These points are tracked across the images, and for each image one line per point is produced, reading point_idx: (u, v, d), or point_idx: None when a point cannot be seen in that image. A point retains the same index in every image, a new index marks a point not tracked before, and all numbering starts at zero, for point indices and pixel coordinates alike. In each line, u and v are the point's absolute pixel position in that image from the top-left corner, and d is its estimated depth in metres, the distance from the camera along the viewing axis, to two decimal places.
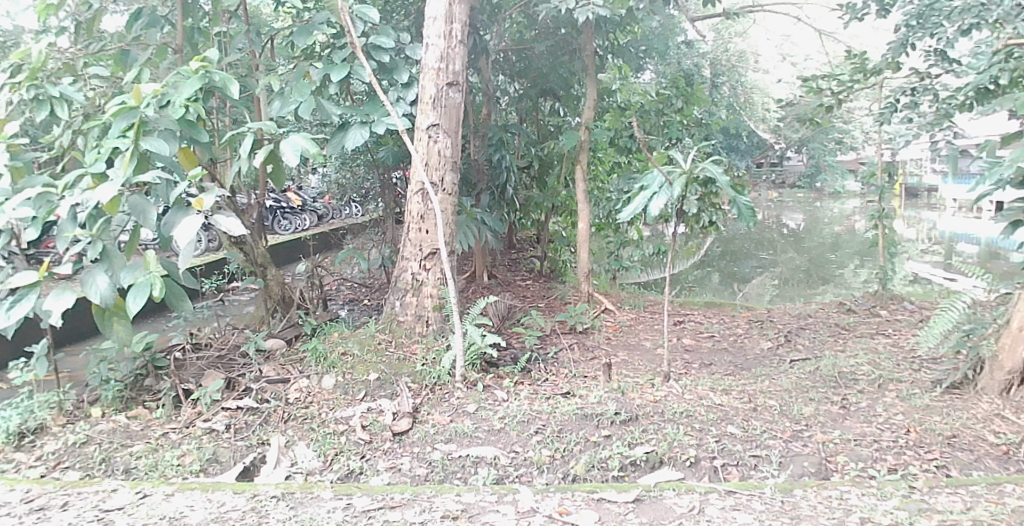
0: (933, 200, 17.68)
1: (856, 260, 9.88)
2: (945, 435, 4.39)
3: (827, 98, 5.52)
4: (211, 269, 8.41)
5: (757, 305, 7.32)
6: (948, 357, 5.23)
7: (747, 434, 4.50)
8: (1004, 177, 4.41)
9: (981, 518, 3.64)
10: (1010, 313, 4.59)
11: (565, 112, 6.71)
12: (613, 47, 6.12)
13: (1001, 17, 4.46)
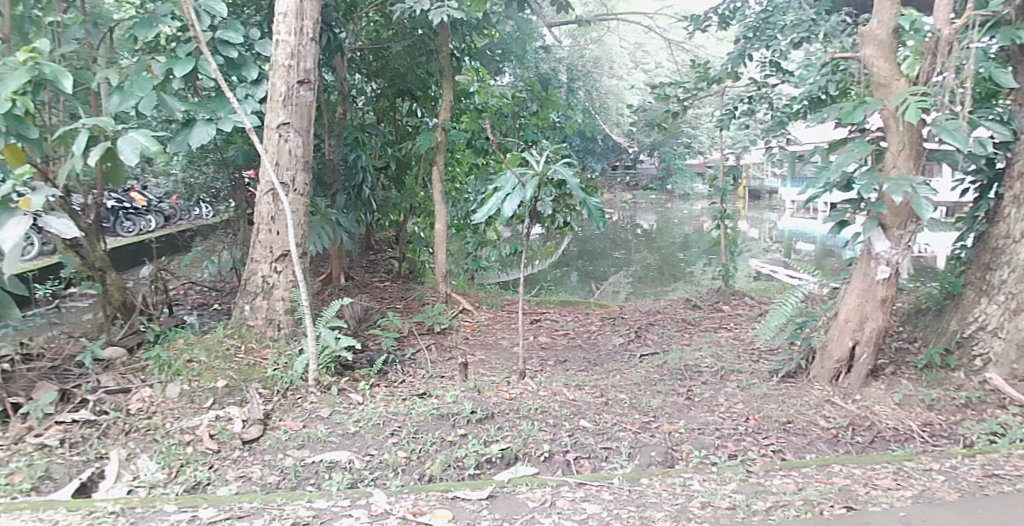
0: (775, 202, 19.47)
1: (705, 260, 10.48)
2: (781, 421, 4.67)
3: (674, 105, 5.47)
4: (48, 274, 7.92)
5: (612, 303, 7.62)
6: (783, 347, 5.60)
7: (598, 427, 4.65)
8: (832, 180, 4.67)
9: (811, 498, 3.91)
10: (837, 306, 4.91)
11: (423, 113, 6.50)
12: (470, 49, 6.16)
13: (827, 33, 4.83)
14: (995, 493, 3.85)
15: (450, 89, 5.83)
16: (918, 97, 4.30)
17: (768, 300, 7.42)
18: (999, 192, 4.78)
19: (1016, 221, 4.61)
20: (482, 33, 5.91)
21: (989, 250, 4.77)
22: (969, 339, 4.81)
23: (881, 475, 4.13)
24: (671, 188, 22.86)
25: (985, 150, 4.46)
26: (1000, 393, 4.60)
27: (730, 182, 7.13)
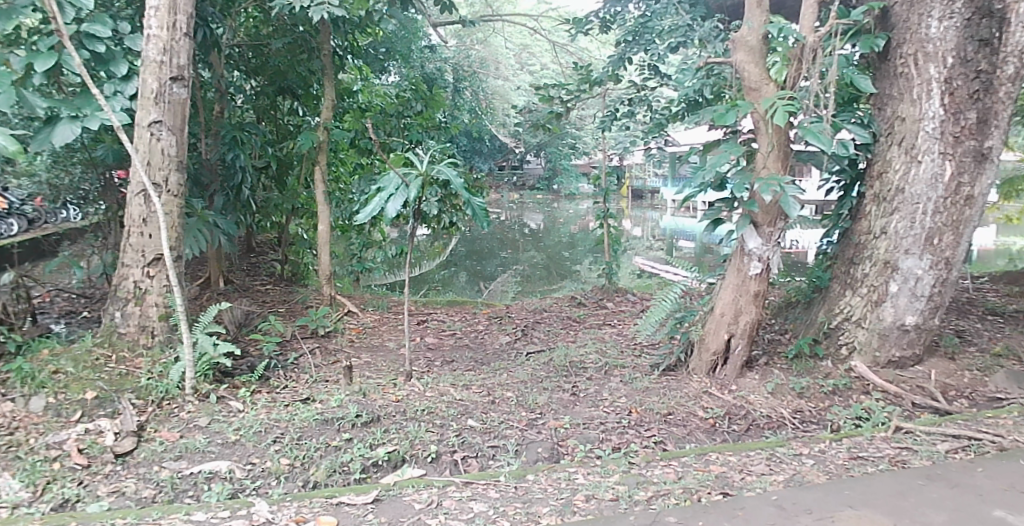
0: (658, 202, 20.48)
1: (590, 259, 10.84)
2: (662, 413, 4.82)
3: (558, 105, 5.49)
4: None
5: (497, 302, 7.75)
6: (664, 341, 5.81)
7: (485, 426, 4.69)
8: (707, 180, 4.83)
9: (690, 486, 4.05)
10: (713, 301, 5.10)
11: (305, 111, 6.64)
12: (353, 48, 6.07)
13: (703, 37, 4.98)
14: (860, 474, 4.10)
15: (331, 87, 5.75)
16: (785, 102, 4.51)
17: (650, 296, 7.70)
18: (861, 191, 5.09)
19: (876, 219, 4.89)
20: (364, 31, 5.93)
21: (853, 246, 5.07)
22: (835, 330, 5.10)
23: (755, 461, 4.32)
24: (558, 189, 23.49)
25: (847, 152, 4.70)
26: (863, 379, 4.90)
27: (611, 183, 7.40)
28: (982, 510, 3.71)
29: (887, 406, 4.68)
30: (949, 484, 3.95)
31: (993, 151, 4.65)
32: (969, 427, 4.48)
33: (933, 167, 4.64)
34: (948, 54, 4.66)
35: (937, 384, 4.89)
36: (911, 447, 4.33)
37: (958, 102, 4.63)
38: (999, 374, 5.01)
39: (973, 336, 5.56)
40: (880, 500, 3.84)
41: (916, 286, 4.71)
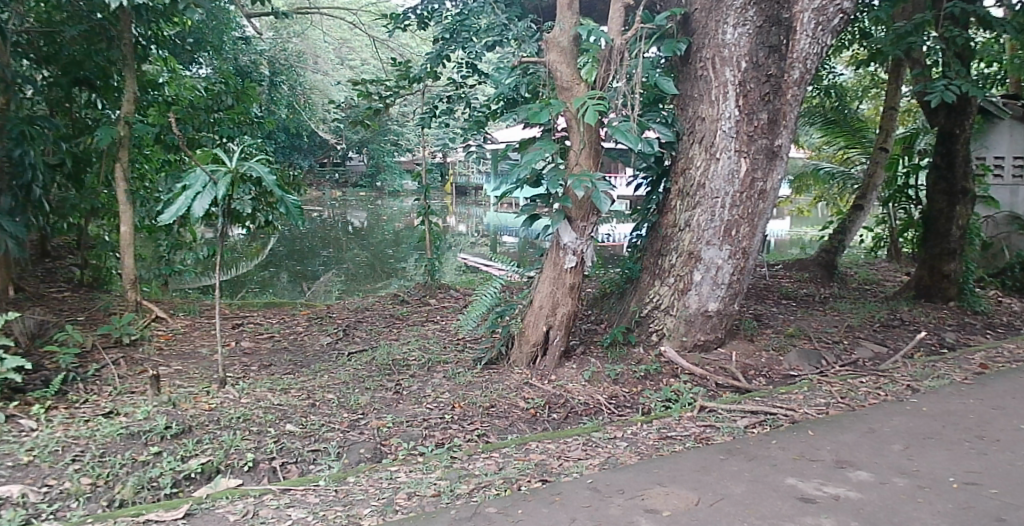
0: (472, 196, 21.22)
1: (415, 256, 10.89)
2: (484, 406, 4.93)
3: (376, 101, 5.67)
4: None
5: (318, 302, 7.66)
6: (486, 335, 5.97)
7: (305, 430, 4.61)
8: (523, 177, 4.98)
9: (510, 476, 4.14)
10: (532, 294, 5.26)
11: (105, 104, 6.30)
12: (158, 38, 6.00)
13: (517, 37, 5.12)
14: (668, 453, 4.36)
15: (133, 79, 5.59)
16: (596, 101, 4.71)
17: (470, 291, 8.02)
18: (667, 186, 5.34)
19: (681, 212, 5.16)
20: (169, 21, 5.78)
21: (660, 238, 5.33)
22: (645, 319, 5.36)
23: (573, 447, 4.48)
24: (381, 184, 23.23)
25: (652, 150, 4.95)
26: (672, 363, 5.19)
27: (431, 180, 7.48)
28: (777, 479, 4.04)
29: (694, 388, 4.98)
30: (747, 457, 4.28)
31: (781, 149, 5.01)
32: (765, 402, 4.87)
33: (730, 164, 4.94)
34: (742, 58, 4.95)
35: (738, 365, 5.29)
36: (715, 424, 4.66)
37: (750, 104, 4.93)
38: (790, 353, 5.52)
39: (769, 319, 6.27)
40: (686, 476, 4.10)
41: (717, 274, 5.05)
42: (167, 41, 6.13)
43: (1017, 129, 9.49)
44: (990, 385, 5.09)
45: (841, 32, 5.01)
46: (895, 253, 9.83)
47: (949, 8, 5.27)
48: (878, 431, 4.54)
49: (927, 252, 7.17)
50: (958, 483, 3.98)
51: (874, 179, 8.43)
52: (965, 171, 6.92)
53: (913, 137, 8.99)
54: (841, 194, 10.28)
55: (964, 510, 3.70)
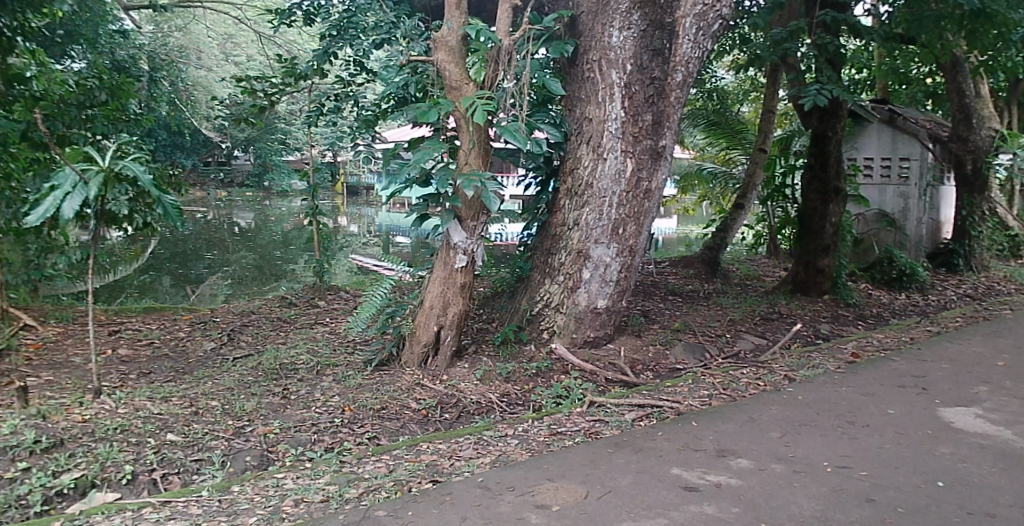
0: (365, 197, 21.06)
1: (305, 257, 10.69)
2: (375, 408, 4.87)
3: (261, 99, 5.58)
4: None
5: (202, 306, 7.41)
6: (376, 337, 5.93)
7: (187, 440, 4.42)
8: (412, 177, 4.98)
9: (401, 478, 4.07)
10: (422, 295, 5.25)
11: None
12: (24, 29, 5.71)
13: (405, 35, 5.17)
14: (558, 448, 4.42)
15: None
16: (484, 101, 4.74)
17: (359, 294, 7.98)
18: (556, 186, 5.43)
19: (570, 212, 5.23)
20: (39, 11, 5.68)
21: (550, 237, 5.40)
22: (536, 317, 5.43)
23: (464, 446, 4.47)
24: (267, 185, 22.37)
25: (541, 150, 5.03)
26: (562, 360, 5.27)
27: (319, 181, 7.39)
28: (662, 470, 4.16)
29: (583, 383, 5.07)
30: (634, 449, 4.39)
31: (666, 150, 5.14)
32: (652, 396, 5.00)
33: (616, 164, 5.04)
34: (627, 61, 5.06)
35: (627, 360, 5.43)
36: (603, 418, 4.75)
37: (636, 105, 5.04)
38: (675, 347, 5.71)
39: (655, 315, 6.57)
40: (576, 471, 4.15)
41: (606, 272, 5.17)
42: (35, 33, 5.97)
43: (882, 133, 10.52)
44: (859, 373, 5.42)
45: (721, 36, 5.13)
46: (771, 249, 10.64)
47: (820, 17, 5.55)
48: (757, 420, 4.73)
49: (803, 249, 7.63)
50: (831, 467, 4.20)
51: (753, 179, 9.19)
52: (837, 172, 7.36)
53: (789, 138, 9.64)
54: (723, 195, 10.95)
55: (836, 493, 3.90)
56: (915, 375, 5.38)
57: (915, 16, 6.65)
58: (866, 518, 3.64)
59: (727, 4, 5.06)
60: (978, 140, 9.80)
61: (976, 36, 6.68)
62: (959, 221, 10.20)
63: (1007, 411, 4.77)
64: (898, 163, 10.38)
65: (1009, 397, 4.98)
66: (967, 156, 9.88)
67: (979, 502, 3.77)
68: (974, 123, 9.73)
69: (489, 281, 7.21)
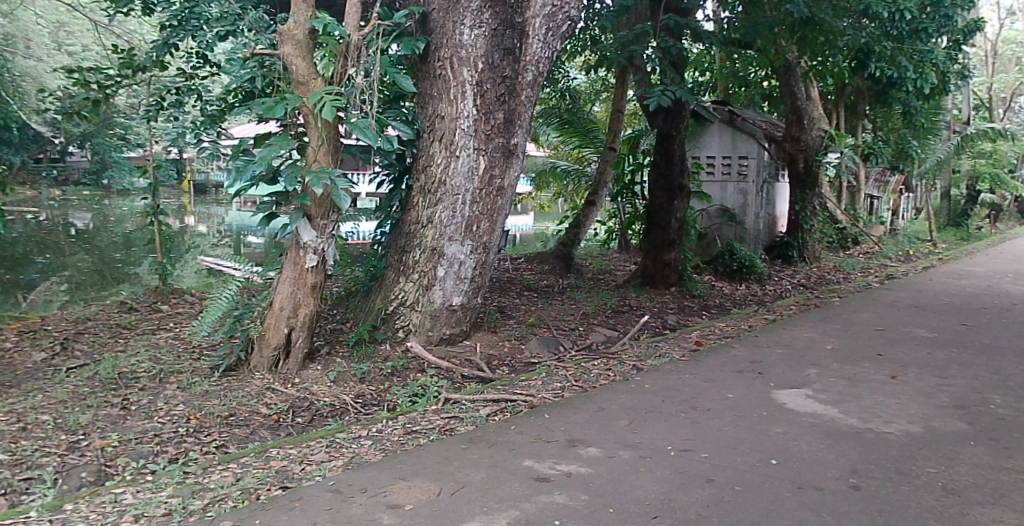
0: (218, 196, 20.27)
1: (148, 259, 10.26)
2: (223, 415, 4.67)
3: (96, 90, 5.82)
4: None
5: (31, 315, 6.93)
6: (223, 342, 5.79)
7: (14, 458, 4.04)
8: (258, 175, 4.92)
9: (249, 486, 3.83)
10: (271, 296, 5.21)
11: None
12: None
13: (251, 27, 5.34)
14: (412, 447, 4.37)
15: None
16: (333, 97, 4.72)
17: (206, 295, 7.91)
18: (409, 183, 5.41)
19: (423, 209, 5.23)
20: None
21: (404, 234, 5.37)
22: (391, 316, 5.39)
23: (315, 450, 4.32)
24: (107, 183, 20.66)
25: (392, 147, 5.02)
26: (418, 359, 5.26)
27: (158, 176, 7.26)
28: (517, 463, 4.19)
29: (439, 381, 5.07)
30: (488, 444, 4.41)
31: (517, 148, 5.28)
32: (507, 390, 5.05)
33: (468, 162, 5.11)
34: (478, 59, 5.11)
35: (483, 356, 5.49)
36: (458, 415, 4.76)
37: (487, 103, 5.11)
38: (531, 342, 5.86)
39: (511, 311, 6.71)
40: (429, 469, 4.10)
41: (460, 269, 5.24)
42: None
43: (724, 132, 11.41)
44: (702, 360, 5.70)
45: (569, 38, 5.32)
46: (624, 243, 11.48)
47: (665, 20, 6.02)
48: (607, 409, 4.86)
49: (651, 244, 8.03)
50: (675, 451, 4.36)
51: (605, 176, 9.65)
52: (680, 169, 7.83)
53: (637, 138, 10.12)
54: (576, 193, 11.77)
55: (679, 476, 4.05)
56: (752, 360, 5.71)
57: (752, 22, 7.20)
58: (707, 497, 3.81)
59: (574, 7, 5.26)
60: (808, 140, 10.97)
61: (805, 41, 7.37)
62: (795, 215, 11.40)
63: (833, 391, 5.15)
64: (737, 162, 11.29)
65: (835, 378, 5.39)
66: (799, 155, 10.99)
67: (807, 477, 4.03)
68: (805, 125, 10.82)
69: (340, 281, 7.26)
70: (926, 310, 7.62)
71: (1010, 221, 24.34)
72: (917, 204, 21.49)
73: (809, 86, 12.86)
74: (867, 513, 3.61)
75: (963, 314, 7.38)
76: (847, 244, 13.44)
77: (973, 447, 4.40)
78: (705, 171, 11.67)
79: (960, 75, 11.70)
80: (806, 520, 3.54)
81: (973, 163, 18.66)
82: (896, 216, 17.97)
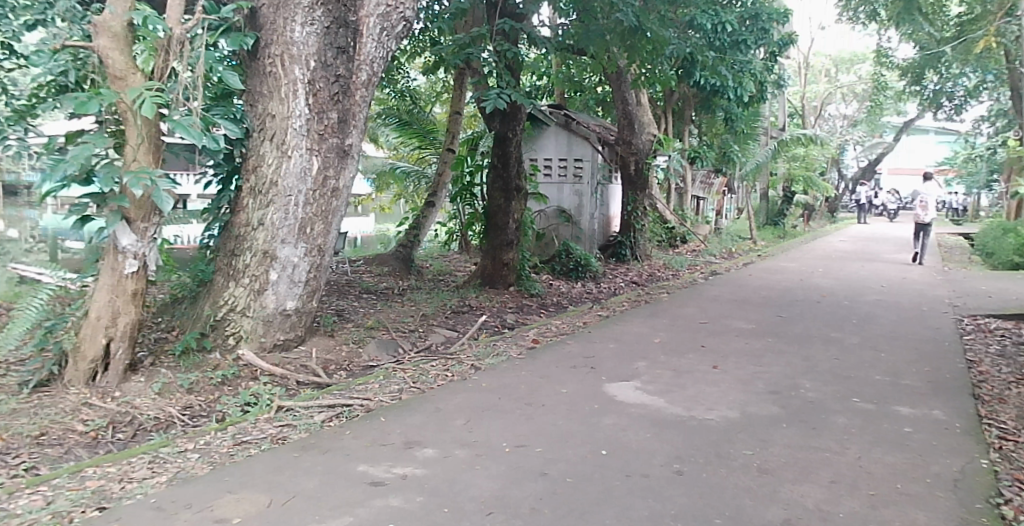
0: None
1: None
2: (33, 435, 4.23)
3: None
4: None
5: None
6: (31, 356, 5.35)
7: None
8: (70, 175, 4.60)
9: (60, 509, 3.46)
10: (88, 305, 4.88)
11: None
12: None
13: (63, 17, 5.40)
14: (242, 458, 4.16)
15: None
16: (154, 93, 4.50)
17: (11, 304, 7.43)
18: (239, 184, 5.36)
19: (254, 211, 5.20)
20: None
21: (233, 238, 5.28)
22: (220, 322, 5.21)
23: (137, 467, 4.00)
24: None
25: (219, 146, 4.87)
26: (251, 366, 5.13)
27: None
28: (350, 468, 4.10)
29: (273, 388, 4.94)
30: (321, 451, 4.29)
31: (352, 148, 5.49)
32: (342, 396, 4.98)
33: (301, 162, 5.20)
34: (310, 57, 5.20)
35: (319, 361, 5.46)
36: (292, 423, 4.62)
37: (321, 103, 5.24)
38: (369, 345, 5.93)
39: (349, 314, 6.79)
40: (259, 479, 3.91)
41: (294, 272, 5.29)
42: None
43: (559, 136, 11.84)
44: (537, 358, 5.87)
45: (404, 38, 5.64)
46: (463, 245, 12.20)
47: (500, 25, 6.50)
48: (444, 409, 4.88)
49: (490, 245, 8.40)
50: (509, 447, 4.42)
51: (443, 178, 10.57)
52: (516, 170, 8.22)
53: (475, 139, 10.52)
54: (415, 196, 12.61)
55: (514, 471, 4.10)
56: (585, 356, 5.95)
57: (584, 30, 7.61)
58: (540, 491, 3.87)
59: (409, 8, 5.60)
60: (638, 145, 11.70)
61: (634, 50, 7.89)
62: (627, 216, 12.13)
63: (659, 382, 5.43)
64: (572, 164, 11.85)
65: (661, 370, 5.69)
66: (630, 158, 11.72)
67: (634, 465, 4.19)
68: (635, 128, 11.56)
69: (164, 288, 7.00)
70: (746, 304, 8.27)
71: (818, 221, 27.13)
72: (740, 205, 23.35)
73: (638, 92, 13.54)
74: (689, 496, 3.80)
75: (779, 307, 8.08)
76: (676, 242, 14.61)
77: (784, 429, 4.75)
78: (542, 172, 11.99)
79: (774, 83, 14.19)
80: (634, 506, 3.68)
81: (786, 168, 20.58)
82: (720, 216, 19.53)
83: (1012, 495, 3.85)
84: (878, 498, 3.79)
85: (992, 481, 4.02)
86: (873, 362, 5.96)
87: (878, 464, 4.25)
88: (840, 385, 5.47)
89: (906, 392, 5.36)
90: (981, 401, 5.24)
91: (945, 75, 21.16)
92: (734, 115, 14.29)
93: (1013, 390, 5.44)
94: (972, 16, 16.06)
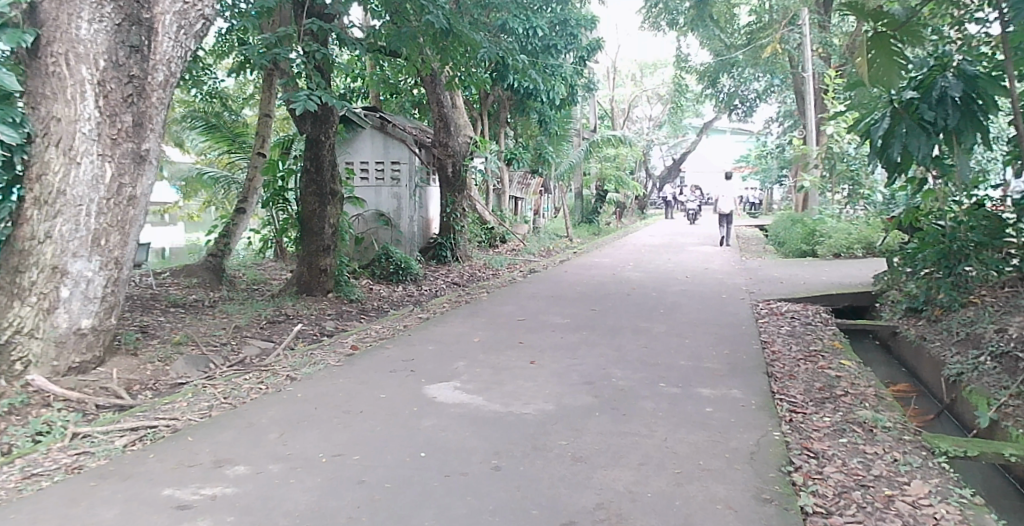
0: None
1: None
2: None
3: None
4: None
5: None
6: None
7: None
8: None
9: None
10: None
11: None
12: None
13: None
14: (29, 493, 3.80)
15: None
16: None
17: None
18: (21, 194, 4.97)
19: (38, 223, 4.85)
20: None
21: (16, 253, 4.89)
22: (4, 346, 4.80)
23: None
24: None
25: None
26: (42, 392, 4.79)
27: None
28: (154, 492, 3.86)
29: (68, 415, 4.65)
30: (120, 478, 4.01)
31: (149, 154, 5.28)
32: (145, 418, 4.76)
33: (92, 169, 4.93)
34: (99, 56, 4.91)
35: (121, 382, 5.25)
36: (89, 450, 4.32)
37: (112, 105, 4.99)
38: (176, 362, 5.75)
39: (155, 330, 6.68)
40: (49, 515, 3.57)
41: (87, 288, 5.04)
42: None
43: (375, 138, 11.96)
44: (354, 365, 5.90)
45: (203, 36, 5.47)
46: (280, 251, 12.10)
47: (308, 25, 6.61)
48: (256, 424, 4.76)
49: (305, 250, 8.30)
50: (326, 457, 4.35)
51: (254, 183, 10.13)
52: (331, 175, 8.21)
53: (287, 143, 10.39)
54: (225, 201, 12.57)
55: (333, 481, 4.03)
56: (404, 360, 6.05)
57: (395, 30, 7.64)
58: (358, 498, 3.84)
59: (207, 5, 5.42)
60: (455, 147, 12.03)
61: (447, 51, 8.05)
62: (447, 217, 12.54)
63: (478, 381, 5.59)
64: (389, 166, 11.96)
65: (481, 368, 5.88)
66: (448, 160, 12.02)
67: (452, 464, 4.25)
68: (451, 131, 11.80)
69: None
70: (561, 299, 8.74)
71: (632, 219, 28.68)
72: (555, 205, 24.28)
73: (453, 94, 13.67)
74: (507, 490, 3.92)
75: (595, 301, 8.57)
76: (496, 242, 15.19)
77: (597, 417, 5.01)
78: (358, 175, 12.12)
79: (585, 87, 15.54)
80: (453, 506, 3.74)
81: (598, 167, 21.75)
82: (537, 215, 20.53)
83: (802, 462, 4.28)
84: (683, 475, 4.10)
85: (784, 451, 4.44)
86: (678, 348, 6.45)
87: (682, 444, 4.58)
88: (648, 372, 5.85)
89: (706, 373, 5.83)
90: (774, 378, 5.78)
91: (735, 84, 23.30)
92: (547, 117, 16.01)
93: (801, 367, 6.05)
94: (760, 24, 18.16)
